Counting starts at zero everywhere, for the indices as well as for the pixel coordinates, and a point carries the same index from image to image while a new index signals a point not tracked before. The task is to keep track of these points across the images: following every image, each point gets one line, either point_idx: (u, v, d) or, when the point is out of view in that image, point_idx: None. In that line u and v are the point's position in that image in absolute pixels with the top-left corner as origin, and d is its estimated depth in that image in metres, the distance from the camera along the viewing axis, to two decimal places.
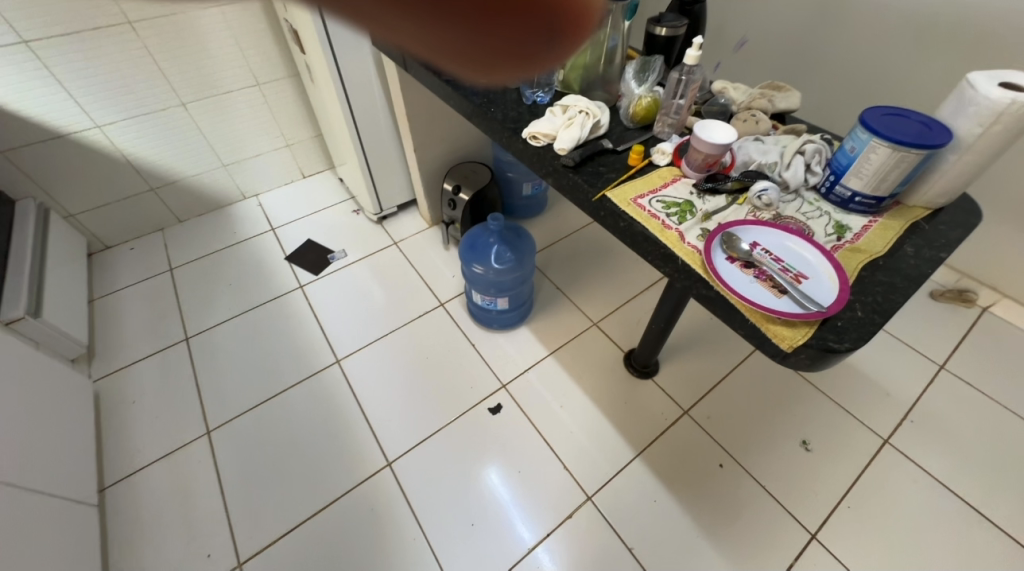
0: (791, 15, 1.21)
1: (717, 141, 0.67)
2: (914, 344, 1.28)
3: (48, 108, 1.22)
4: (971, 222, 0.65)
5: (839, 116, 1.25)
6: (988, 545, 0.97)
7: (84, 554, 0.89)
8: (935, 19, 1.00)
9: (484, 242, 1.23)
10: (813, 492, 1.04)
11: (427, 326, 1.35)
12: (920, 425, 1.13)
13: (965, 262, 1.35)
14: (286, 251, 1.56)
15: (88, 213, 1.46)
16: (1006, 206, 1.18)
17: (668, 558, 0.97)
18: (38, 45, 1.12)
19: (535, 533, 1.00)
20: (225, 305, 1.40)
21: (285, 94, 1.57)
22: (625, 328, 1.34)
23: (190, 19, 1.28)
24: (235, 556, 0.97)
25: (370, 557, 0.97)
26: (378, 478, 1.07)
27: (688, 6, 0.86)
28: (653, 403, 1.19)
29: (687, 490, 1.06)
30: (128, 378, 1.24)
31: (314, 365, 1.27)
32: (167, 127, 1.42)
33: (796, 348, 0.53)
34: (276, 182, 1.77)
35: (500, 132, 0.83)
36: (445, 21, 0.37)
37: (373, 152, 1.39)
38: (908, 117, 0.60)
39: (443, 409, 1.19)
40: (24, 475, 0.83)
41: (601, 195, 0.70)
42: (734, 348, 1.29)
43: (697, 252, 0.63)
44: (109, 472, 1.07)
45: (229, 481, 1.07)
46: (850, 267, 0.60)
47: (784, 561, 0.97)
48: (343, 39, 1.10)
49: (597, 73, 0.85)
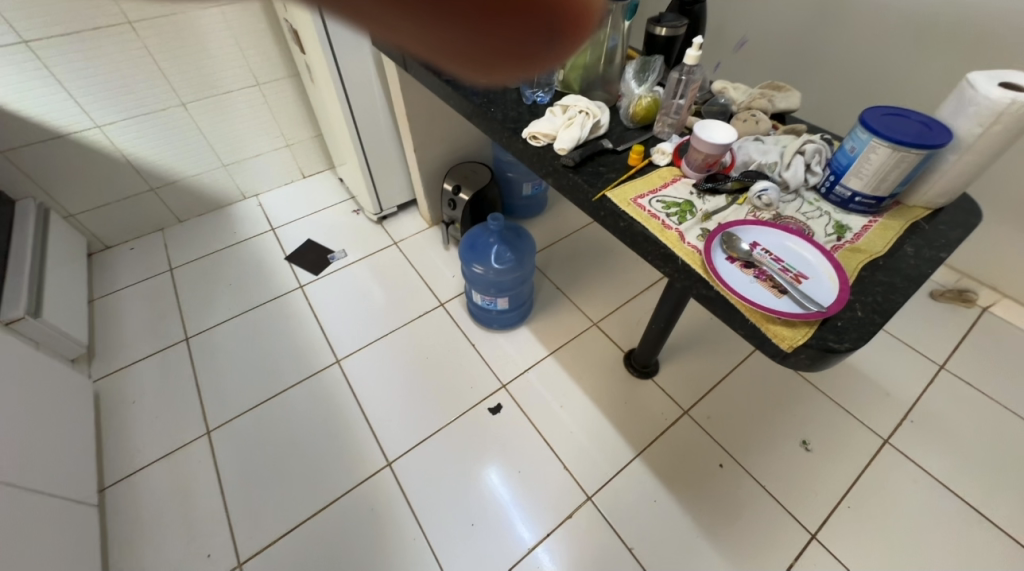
0: (791, 15, 1.21)
1: (717, 141, 0.67)
2: (914, 344, 1.28)
3: (48, 107, 1.22)
4: (971, 222, 0.65)
5: (839, 116, 1.25)
6: (987, 545, 0.97)
7: (84, 554, 0.89)
8: (935, 19, 1.01)
9: (484, 242, 1.23)
10: (813, 492, 1.04)
11: (427, 326, 1.35)
12: (920, 426, 1.13)
13: (965, 262, 1.35)
14: (286, 251, 1.55)
15: (87, 213, 1.46)
16: (1006, 206, 1.18)
17: (668, 558, 0.97)
18: (38, 45, 1.12)
19: (535, 533, 1.00)
20: (224, 305, 1.40)
21: (285, 94, 1.57)
22: (625, 328, 1.34)
23: (190, 19, 1.28)
24: (235, 556, 0.97)
25: (370, 557, 0.97)
26: (378, 478, 1.07)
27: (688, 6, 0.86)
28: (653, 403, 1.19)
29: (687, 490, 1.06)
30: (128, 378, 1.24)
31: (313, 365, 1.27)
32: (167, 127, 1.42)
33: (796, 347, 0.53)
34: (276, 182, 1.77)
35: (500, 132, 0.83)
36: (445, 21, 0.37)
37: (373, 152, 1.39)
38: (908, 117, 0.60)
39: (443, 409, 1.18)
40: (25, 475, 0.83)
41: (601, 195, 0.71)
42: (734, 348, 1.29)
43: (697, 252, 0.63)
44: (109, 472, 1.07)
45: (229, 481, 1.07)
46: (850, 267, 0.60)
47: (784, 561, 0.97)
48: (343, 39, 1.10)
49: (597, 73, 0.85)
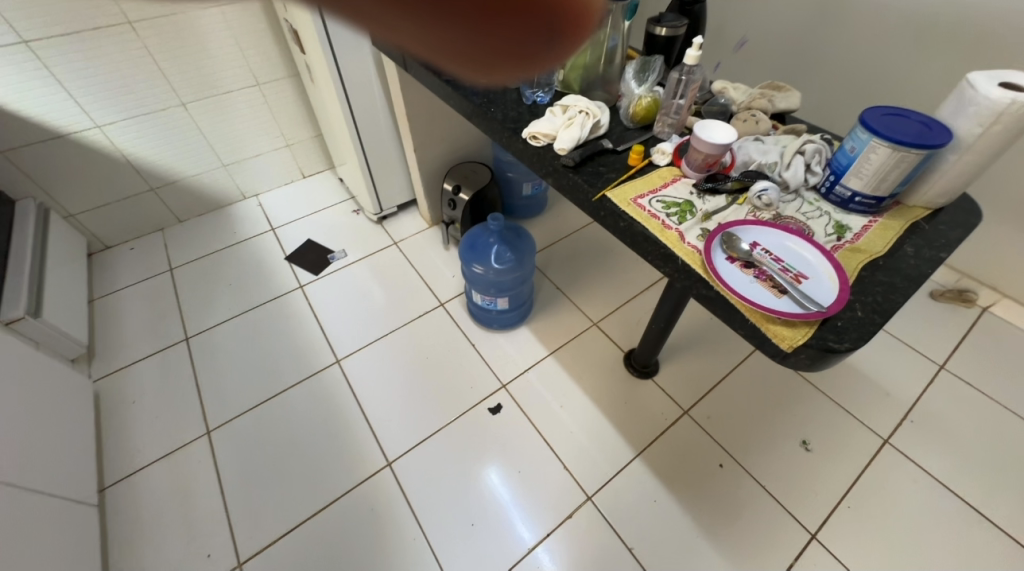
0: (791, 15, 1.21)
1: (717, 141, 0.67)
2: (914, 344, 1.28)
3: (48, 107, 1.22)
4: (971, 221, 0.65)
5: (839, 115, 1.25)
6: (988, 545, 0.97)
7: (84, 553, 0.89)
8: (935, 19, 1.01)
9: (484, 242, 1.22)
10: (813, 492, 1.04)
11: (427, 326, 1.35)
12: (920, 426, 1.13)
13: (965, 262, 1.35)
14: (286, 251, 1.55)
15: (88, 213, 1.46)
16: (1006, 205, 1.18)
17: (668, 558, 0.97)
18: (38, 45, 1.12)
19: (535, 533, 1.00)
20: (224, 305, 1.40)
21: (285, 94, 1.57)
22: (625, 328, 1.34)
23: (190, 19, 1.28)
24: (235, 556, 0.97)
25: (370, 557, 0.98)
26: (378, 478, 1.07)
27: (688, 6, 0.86)
28: (653, 403, 1.19)
29: (687, 490, 1.06)
30: (127, 378, 1.24)
31: (314, 365, 1.27)
32: (167, 127, 1.42)
33: (796, 348, 0.53)
34: (276, 182, 1.77)
35: (500, 132, 0.83)
36: (445, 21, 0.37)
37: (373, 152, 1.39)
38: (908, 117, 0.60)
39: (443, 409, 1.18)
40: (25, 475, 0.83)
41: (601, 195, 0.71)
42: (734, 348, 1.29)
43: (697, 252, 0.63)
44: (109, 472, 1.07)
45: (229, 481, 1.07)
46: (850, 267, 0.60)
47: (784, 561, 0.97)
48: (343, 39, 1.10)
49: (597, 73, 0.85)
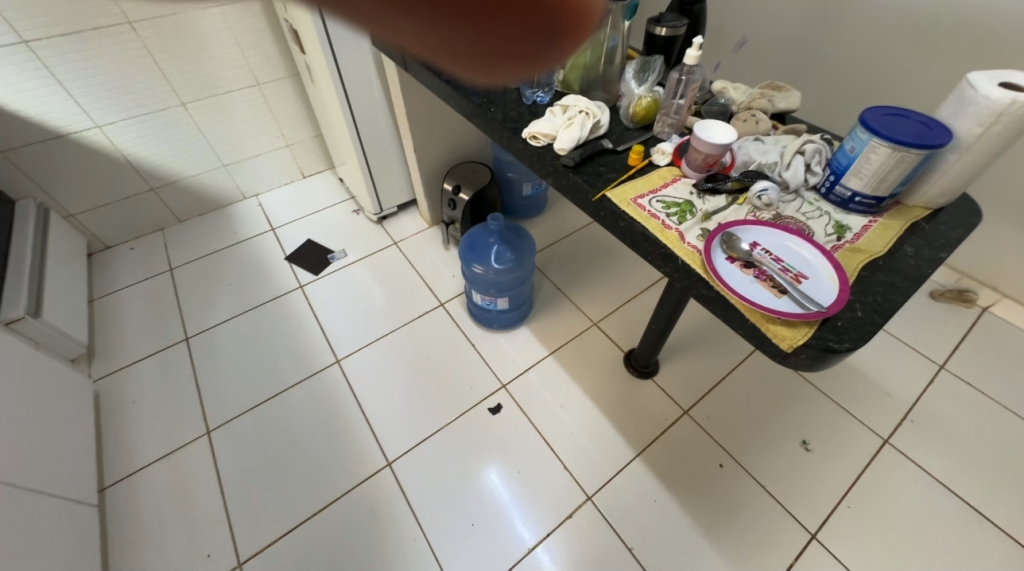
0: (791, 15, 1.21)
1: (717, 141, 0.67)
2: (913, 344, 1.28)
3: (48, 107, 1.22)
4: (970, 221, 0.65)
5: (839, 115, 1.25)
6: (988, 545, 0.97)
7: (84, 553, 0.89)
8: (935, 19, 1.01)
9: (484, 242, 1.22)
10: (813, 492, 1.04)
11: (427, 326, 1.35)
12: (920, 425, 1.13)
13: (965, 262, 1.35)
14: (286, 251, 1.55)
15: (88, 213, 1.46)
16: (1006, 205, 1.18)
17: (668, 558, 0.97)
18: (38, 45, 1.12)
19: (535, 533, 1.00)
20: (224, 305, 1.40)
21: (285, 94, 1.57)
22: (625, 328, 1.34)
23: (190, 19, 1.28)
24: (235, 556, 0.97)
25: (370, 557, 0.98)
26: (378, 478, 1.07)
27: (688, 6, 0.86)
28: (653, 403, 1.19)
29: (686, 490, 1.06)
30: (127, 378, 1.24)
31: (314, 365, 1.27)
32: (167, 127, 1.42)
33: (796, 348, 0.53)
34: (276, 182, 1.77)
35: (500, 132, 0.83)
36: (445, 21, 0.37)
37: (373, 152, 1.39)
38: (908, 117, 0.60)
39: (443, 409, 1.18)
40: (25, 475, 0.83)
41: (601, 195, 0.71)
42: (734, 348, 1.29)
43: (697, 252, 0.63)
44: (109, 472, 1.07)
45: (229, 481, 1.07)
46: (849, 267, 0.60)
47: (784, 561, 0.97)
48: (343, 39, 1.10)
49: (597, 73, 0.85)
